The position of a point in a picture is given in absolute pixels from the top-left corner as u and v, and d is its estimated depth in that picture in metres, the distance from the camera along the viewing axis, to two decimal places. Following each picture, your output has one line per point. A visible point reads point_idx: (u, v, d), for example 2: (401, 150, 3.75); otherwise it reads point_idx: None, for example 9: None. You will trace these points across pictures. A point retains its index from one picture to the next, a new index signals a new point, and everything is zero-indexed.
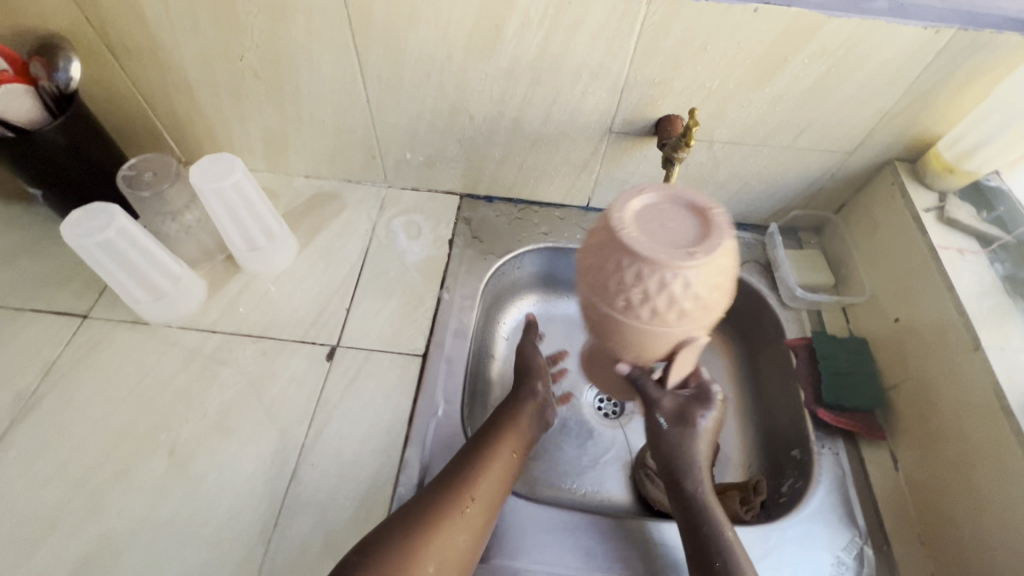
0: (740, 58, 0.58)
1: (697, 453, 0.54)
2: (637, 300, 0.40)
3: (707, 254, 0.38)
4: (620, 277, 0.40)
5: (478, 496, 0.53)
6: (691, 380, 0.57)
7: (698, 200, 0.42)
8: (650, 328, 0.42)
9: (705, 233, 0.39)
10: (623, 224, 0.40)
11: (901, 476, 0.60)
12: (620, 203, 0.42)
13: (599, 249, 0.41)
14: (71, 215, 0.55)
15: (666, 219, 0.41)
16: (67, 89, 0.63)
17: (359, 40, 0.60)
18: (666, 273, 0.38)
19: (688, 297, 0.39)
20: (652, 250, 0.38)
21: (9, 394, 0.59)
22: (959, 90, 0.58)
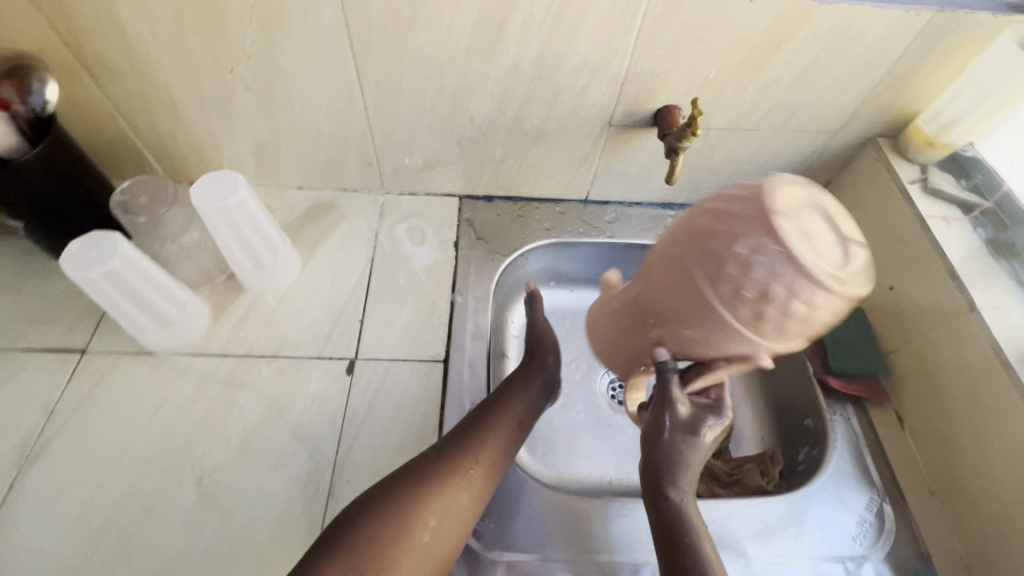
0: (736, 47, 0.60)
1: (690, 463, 0.54)
2: (750, 296, 0.38)
3: (850, 282, 0.36)
4: (746, 265, 0.37)
5: (481, 460, 0.55)
6: (711, 390, 0.56)
7: (849, 226, 0.39)
8: (739, 329, 0.40)
9: (850, 259, 0.37)
10: (777, 206, 0.37)
11: (907, 432, 0.65)
12: (778, 182, 0.38)
13: (738, 218, 0.38)
14: (70, 246, 0.52)
15: (815, 229, 0.37)
16: (43, 112, 0.58)
17: (357, 46, 0.59)
18: (803, 283, 0.36)
19: (796, 315, 0.38)
20: (800, 253, 0.36)
21: (12, 440, 0.56)
22: (937, 68, 0.62)
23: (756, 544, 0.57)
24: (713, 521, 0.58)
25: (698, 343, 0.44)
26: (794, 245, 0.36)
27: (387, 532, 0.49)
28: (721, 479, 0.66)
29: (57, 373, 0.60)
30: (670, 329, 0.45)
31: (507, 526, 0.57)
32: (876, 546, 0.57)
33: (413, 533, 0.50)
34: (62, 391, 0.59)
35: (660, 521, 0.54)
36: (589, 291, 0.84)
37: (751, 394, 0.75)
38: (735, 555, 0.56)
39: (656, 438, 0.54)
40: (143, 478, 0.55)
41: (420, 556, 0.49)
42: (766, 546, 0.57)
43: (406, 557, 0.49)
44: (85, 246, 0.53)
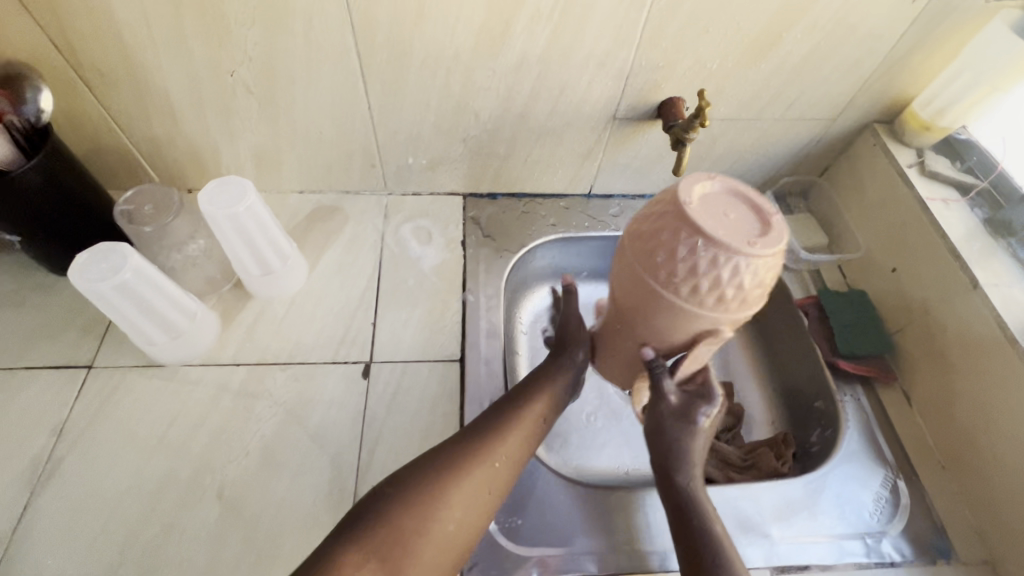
0: (738, 39, 0.60)
1: (694, 447, 0.53)
2: (682, 276, 0.41)
3: (762, 246, 0.39)
4: (670, 247, 0.41)
5: (505, 453, 0.54)
6: (696, 376, 0.55)
7: (760, 203, 0.42)
8: (683, 308, 0.43)
9: (762, 229, 0.41)
10: (687, 196, 0.41)
11: (915, 410, 0.67)
12: (683, 180, 0.43)
13: (658, 219, 0.42)
14: (78, 259, 0.51)
15: (727, 210, 0.41)
16: (38, 122, 0.56)
17: (362, 47, 0.58)
18: (721, 255, 0.39)
19: (742, 286, 0.41)
20: (707, 227, 0.39)
21: (22, 461, 0.55)
22: (932, 53, 0.63)
23: (779, 526, 0.58)
24: (735, 505, 0.59)
25: (670, 331, 0.46)
26: (714, 228, 0.39)
27: (409, 523, 0.47)
28: (737, 464, 0.67)
29: (63, 390, 0.59)
30: (646, 324, 0.47)
31: (533, 522, 0.57)
32: (893, 520, 0.59)
33: (438, 523, 0.48)
34: (70, 408, 0.58)
35: (675, 504, 0.53)
36: (597, 285, 0.84)
37: (760, 379, 0.77)
38: (760, 537, 0.57)
39: (659, 433, 0.54)
40: (161, 492, 0.54)
41: (441, 546, 0.48)
42: (789, 527, 0.58)
43: (427, 546, 0.47)
44: (94, 258, 0.51)
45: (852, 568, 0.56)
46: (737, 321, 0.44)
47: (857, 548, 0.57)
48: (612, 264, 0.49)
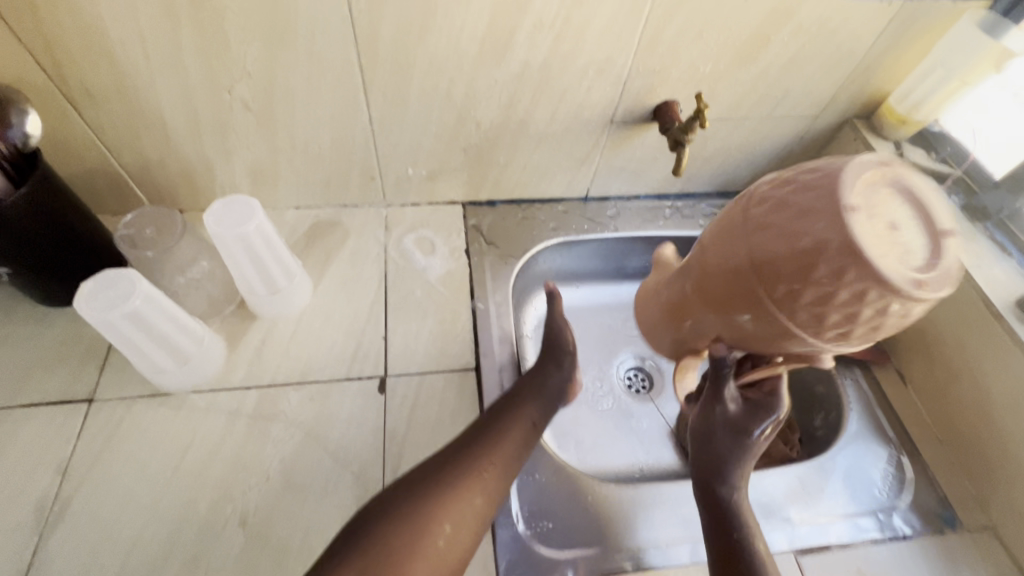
0: (730, 43, 0.63)
1: (746, 460, 0.53)
2: (809, 299, 0.34)
3: (934, 291, 0.31)
4: (810, 265, 0.33)
5: (495, 459, 0.53)
6: (764, 383, 0.52)
7: (930, 216, 0.34)
8: (792, 330, 0.36)
9: (934, 263, 0.32)
10: (851, 197, 0.32)
11: (909, 388, 0.70)
12: (851, 165, 0.33)
13: (803, 211, 0.33)
14: (82, 287, 0.48)
15: (893, 221, 0.33)
16: (26, 147, 0.53)
17: (364, 60, 0.58)
18: (874, 290, 0.31)
19: (882, 322, 0.33)
20: (874, 254, 0.31)
21: (27, 504, 0.52)
22: (906, 51, 0.67)
23: (798, 509, 0.60)
24: (756, 492, 0.61)
25: (761, 339, 0.40)
26: (875, 249, 0.31)
27: (405, 530, 0.47)
28: None
29: (64, 427, 0.56)
30: (734, 321, 0.41)
31: (565, 525, 0.57)
32: (901, 495, 0.62)
33: (427, 537, 0.48)
34: (73, 445, 0.55)
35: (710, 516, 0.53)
36: (597, 286, 0.86)
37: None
38: (781, 521, 0.59)
39: (713, 442, 0.53)
40: (181, 525, 0.52)
41: (436, 558, 0.48)
42: (807, 509, 0.60)
43: (423, 554, 0.47)
44: (101, 286, 0.49)
45: (869, 544, 0.59)
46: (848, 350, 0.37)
47: (871, 525, 0.60)
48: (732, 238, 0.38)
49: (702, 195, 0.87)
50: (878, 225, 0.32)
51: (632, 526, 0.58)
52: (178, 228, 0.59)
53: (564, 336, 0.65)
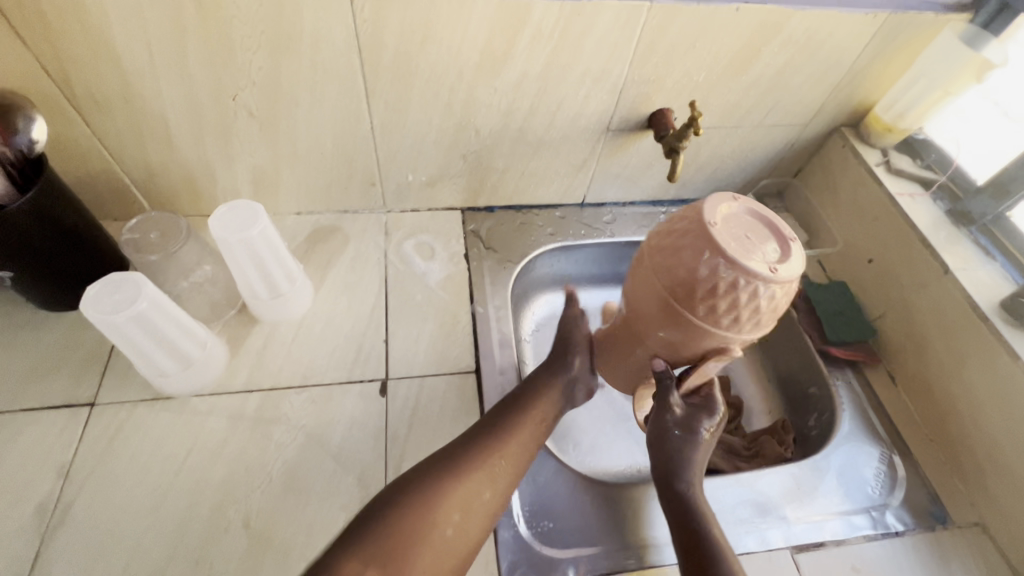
0: (722, 53, 0.65)
1: (696, 456, 0.56)
2: (702, 296, 0.43)
3: (784, 274, 0.41)
4: (694, 270, 0.42)
5: (507, 453, 0.54)
6: (702, 389, 0.59)
7: (778, 225, 0.45)
8: (698, 324, 0.44)
9: (785, 256, 0.43)
10: (712, 217, 0.43)
11: (900, 389, 0.72)
12: (706, 199, 0.45)
13: (681, 234, 0.44)
14: (88, 291, 0.49)
15: (748, 231, 0.43)
16: (31, 153, 0.54)
17: (367, 68, 0.59)
18: (739, 278, 0.41)
19: (756, 306, 0.42)
20: (733, 251, 0.41)
21: (27, 508, 0.52)
22: (890, 62, 0.70)
23: (793, 507, 0.61)
24: (752, 491, 0.62)
25: (683, 344, 0.48)
26: (731, 247, 0.41)
27: (415, 517, 0.48)
28: (744, 453, 0.70)
29: (65, 431, 0.56)
30: (657, 335, 0.49)
31: (566, 526, 0.58)
32: (893, 493, 0.64)
33: (435, 526, 0.48)
34: (74, 449, 0.55)
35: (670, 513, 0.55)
36: (594, 290, 0.87)
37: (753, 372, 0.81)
38: (777, 519, 0.60)
39: (658, 444, 0.56)
40: (183, 528, 0.52)
41: (442, 547, 0.48)
42: (802, 507, 0.61)
43: (431, 541, 0.48)
44: (106, 290, 0.50)
45: (863, 542, 0.60)
46: (749, 339, 0.46)
47: (864, 522, 0.61)
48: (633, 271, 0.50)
49: (695, 201, 0.89)
50: (735, 233, 0.43)
51: (631, 526, 0.59)
52: (184, 232, 0.60)
53: (579, 334, 0.64)
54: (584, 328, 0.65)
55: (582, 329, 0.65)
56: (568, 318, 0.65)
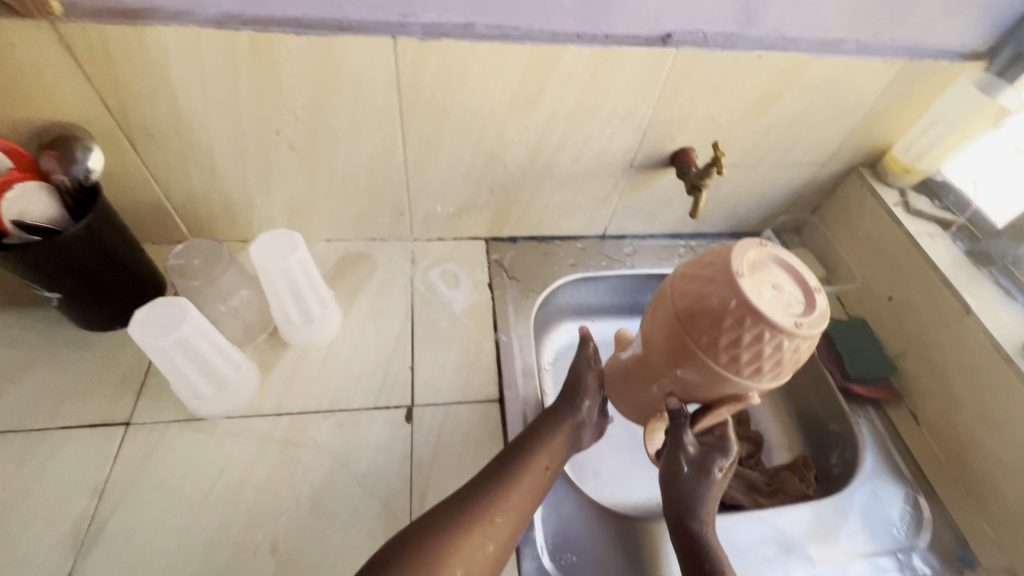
0: (744, 96, 0.67)
1: (709, 496, 0.57)
2: (725, 343, 0.43)
3: (810, 330, 0.41)
4: (719, 317, 0.42)
5: (507, 508, 0.54)
6: (715, 428, 0.58)
7: (805, 278, 0.45)
8: (719, 371, 0.45)
9: (809, 309, 0.43)
10: (739, 265, 0.43)
11: (922, 428, 0.72)
12: (737, 246, 0.45)
13: (706, 281, 0.44)
14: (135, 315, 0.51)
15: (777, 283, 0.44)
16: (86, 180, 0.58)
17: (405, 106, 0.62)
18: (766, 331, 0.41)
19: (778, 358, 0.43)
20: (760, 306, 0.41)
21: (62, 526, 0.53)
22: (907, 107, 0.72)
23: (817, 547, 0.61)
24: (776, 529, 0.62)
25: (701, 385, 0.48)
26: (759, 299, 0.41)
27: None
28: (764, 489, 0.70)
29: (102, 449, 0.58)
30: (674, 374, 0.49)
31: (589, 558, 0.58)
32: (919, 534, 0.63)
33: None
34: (109, 467, 0.56)
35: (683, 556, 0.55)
36: (613, 320, 0.88)
37: (773, 407, 0.81)
38: (802, 559, 0.60)
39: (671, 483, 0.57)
40: (213, 550, 0.53)
41: None
42: (827, 547, 0.61)
43: None
44: (153, 314, 0.52)
45: None
46: (769, 387, 0.46)
47: (890, 565, 0.61)
48: (654, 310, 0.50)
49: (714, 235, 0.91)
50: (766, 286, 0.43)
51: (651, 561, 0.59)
52: (228, 262, 0.63)
53: (584, 381, 0.66)
54: (593, 374, 0.66)
55: (590, 375, 0.66)
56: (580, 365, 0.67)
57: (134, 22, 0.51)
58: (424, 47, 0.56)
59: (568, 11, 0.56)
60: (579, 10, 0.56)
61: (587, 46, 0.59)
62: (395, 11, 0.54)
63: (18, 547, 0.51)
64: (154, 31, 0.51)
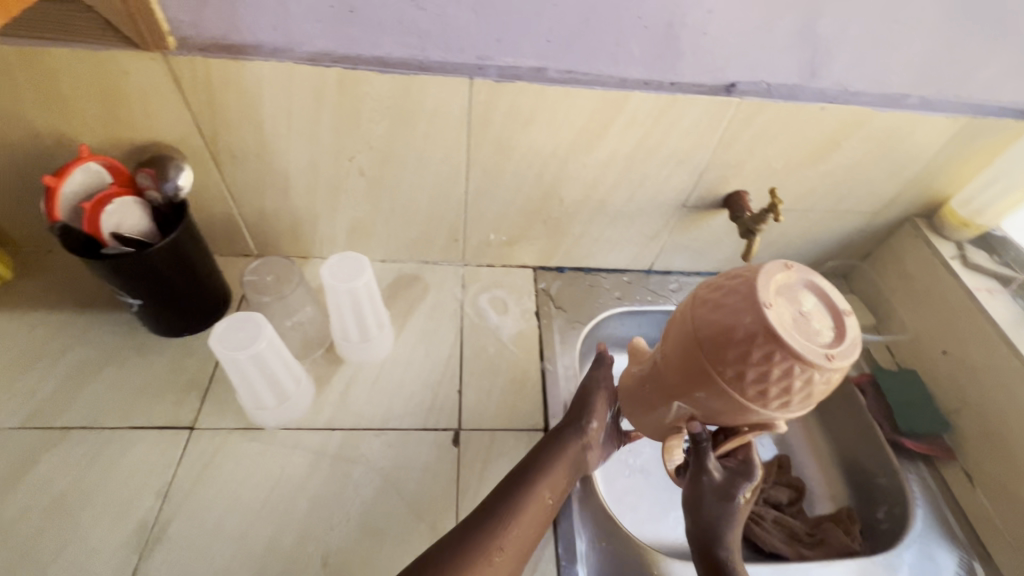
0: (802, 145, 0.68)
1: (734, 523, 0.55)
2: (752, 377, 0.42)
3: (842, 363, 0.40)
4: (746, 351, 0.41)
5: (507, 546, 0.53)
6: (739, 453, 0.57)
7: (834, 300, 0.43)
8: (744, 405, 0.43)
9: (840, 338, 0.41)
10: (767, 296, 0.41)
11: (977, 488, 0.69)
12: (763, 272, 0.43)
13: (731, 310, 0.42)
14: (216, 327, 0.54)
15: (805, 312, 0.42)
16: (175, 197, 0.62)
17: (473, 141, 0.65)
18: (795, 367, 0.40)
19: (808, 392, 0.41)
20: (791, 342, 0.39)
21: (129, 524, 0.55)
22: (967, 161, 0.72)
23: None
24: None
25: (723, 415, 0.47)
26: (789, 333, 0.40)
27: None
28: (805, 539, 0.68)
29: (167, 452, 0.60)
30: (693, 402, 0.48)
31: None
32: None
33: None
34: (173, 470, 0.59)
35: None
36: None
37: (815, 454, 0.80)
38: None
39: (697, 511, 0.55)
40: (267, 558, 0.55)
41: None
42: None
43: None
44: (231, 328, 0.55)
45: None
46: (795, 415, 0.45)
47: None
48: (672, 335, 0.48)
49: None
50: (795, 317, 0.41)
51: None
52: (297, 280, 0.66)
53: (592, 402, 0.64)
54: (603, 393, 0.65)
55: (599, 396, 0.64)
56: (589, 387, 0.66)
57: (236, 57, 0.55)
58: (498, 87, 0.59)
59: (637, 59, 0.59)
60: (648, 59, 0.59)
61: (653, 92, 0.61)
62: (473, 54, 0.57)
63: (88, 540, 0.54)
64: (253, 65, 0.56)
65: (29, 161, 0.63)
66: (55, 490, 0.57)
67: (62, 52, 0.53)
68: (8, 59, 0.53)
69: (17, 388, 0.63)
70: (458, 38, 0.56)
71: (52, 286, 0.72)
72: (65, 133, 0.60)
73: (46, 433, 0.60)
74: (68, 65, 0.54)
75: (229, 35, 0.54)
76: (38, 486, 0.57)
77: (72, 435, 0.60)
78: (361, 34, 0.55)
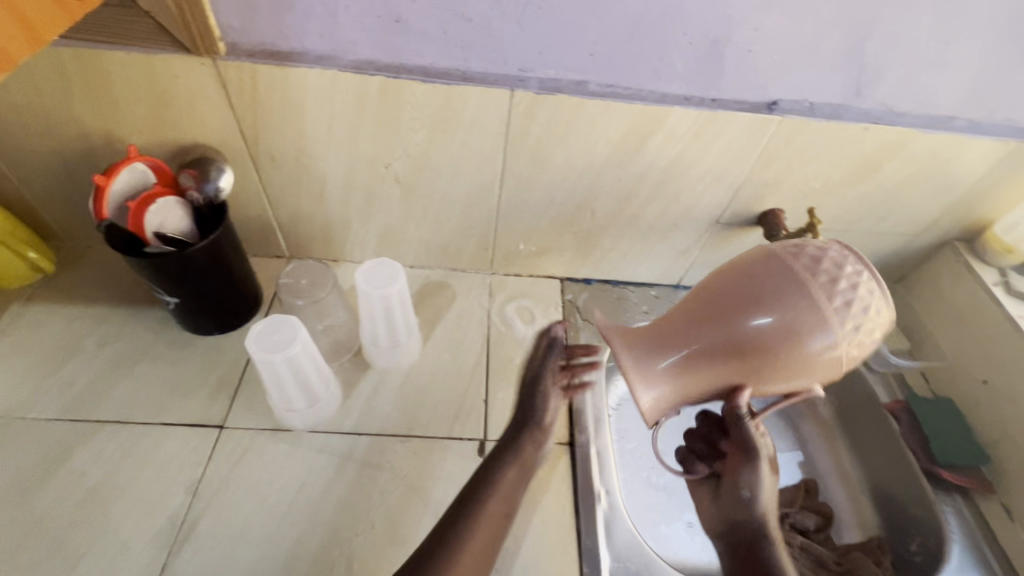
0: (843, 165, 0.67)
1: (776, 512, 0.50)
2: (850, 308, 0.40)
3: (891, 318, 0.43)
4: (851, 282, 0.40)
5: None
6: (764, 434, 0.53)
7: None
8: (837, 338, 0.40)
9: None
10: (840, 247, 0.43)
11: (1018, 524, 0.68)
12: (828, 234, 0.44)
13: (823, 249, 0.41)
14: (253, 328, 0.55)
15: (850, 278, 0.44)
16: (215, 199, 0.62)
17: (510, 152, 0.65)
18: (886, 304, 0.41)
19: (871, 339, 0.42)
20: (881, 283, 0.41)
21: (159, 521, 0.56)
22: (1015, 186, 0.70)
23: None
24: None
25: (800, 361, 0.41)
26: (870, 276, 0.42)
27: None
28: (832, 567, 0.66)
29: (197, 449, 0.61)
30: (774, 339, 0.41)
31: None
32: None
33: None
34: (203, 468, 0.60)
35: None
36: None
37: (844, 479, 0.78)
38: None
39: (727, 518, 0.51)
40: (292, 562, 0.55)
41: None
42: None
43: None
44: (267, 329, 0.56)
45: None
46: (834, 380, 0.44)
47: None
48: (742, 270, 0.43)
49: None
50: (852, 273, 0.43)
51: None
52: (332, 286, 0.66)
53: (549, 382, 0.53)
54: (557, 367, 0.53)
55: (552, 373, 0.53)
56: (536, 364, 0.54)
57: (283, 64, 0.56)
58: (538, 99, 0.59)
59: (680, 74, 0.58)
60: (691, 74, 0.58)
61: (694, 108, 0.60)
62: (515, 65, 0.57)
63: (119, 534, 0.55)
64: (299, 72, 0.56)
65: (76, 158, 0.64)
66: (89, 482, 0.58)
67: (116, 55, 0.54)
68: (65, 60, 0.55)
69: (54, 379, 0.65)
70: (502, 50, 0.56)
71: (91, 280, 0.73)
72: (113, 132, 0.62)
73: (81, 425, 0.61)
74: (121, 67, 0.55)
75: (278, 42, 0.55)
76: (72, 477, 0.58)
77: (106, 428, 0.61)
78: (406, 44, 0.55)
